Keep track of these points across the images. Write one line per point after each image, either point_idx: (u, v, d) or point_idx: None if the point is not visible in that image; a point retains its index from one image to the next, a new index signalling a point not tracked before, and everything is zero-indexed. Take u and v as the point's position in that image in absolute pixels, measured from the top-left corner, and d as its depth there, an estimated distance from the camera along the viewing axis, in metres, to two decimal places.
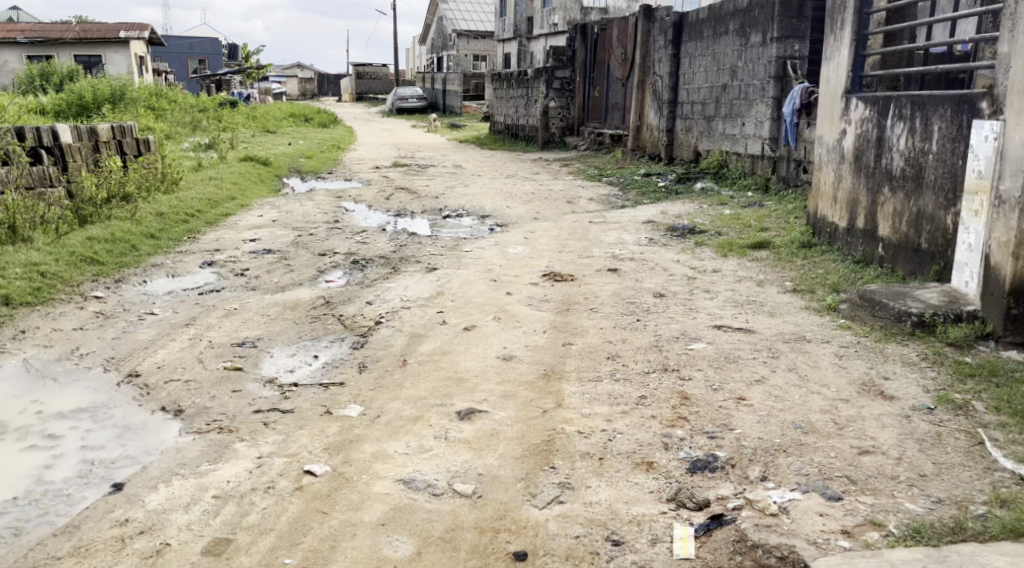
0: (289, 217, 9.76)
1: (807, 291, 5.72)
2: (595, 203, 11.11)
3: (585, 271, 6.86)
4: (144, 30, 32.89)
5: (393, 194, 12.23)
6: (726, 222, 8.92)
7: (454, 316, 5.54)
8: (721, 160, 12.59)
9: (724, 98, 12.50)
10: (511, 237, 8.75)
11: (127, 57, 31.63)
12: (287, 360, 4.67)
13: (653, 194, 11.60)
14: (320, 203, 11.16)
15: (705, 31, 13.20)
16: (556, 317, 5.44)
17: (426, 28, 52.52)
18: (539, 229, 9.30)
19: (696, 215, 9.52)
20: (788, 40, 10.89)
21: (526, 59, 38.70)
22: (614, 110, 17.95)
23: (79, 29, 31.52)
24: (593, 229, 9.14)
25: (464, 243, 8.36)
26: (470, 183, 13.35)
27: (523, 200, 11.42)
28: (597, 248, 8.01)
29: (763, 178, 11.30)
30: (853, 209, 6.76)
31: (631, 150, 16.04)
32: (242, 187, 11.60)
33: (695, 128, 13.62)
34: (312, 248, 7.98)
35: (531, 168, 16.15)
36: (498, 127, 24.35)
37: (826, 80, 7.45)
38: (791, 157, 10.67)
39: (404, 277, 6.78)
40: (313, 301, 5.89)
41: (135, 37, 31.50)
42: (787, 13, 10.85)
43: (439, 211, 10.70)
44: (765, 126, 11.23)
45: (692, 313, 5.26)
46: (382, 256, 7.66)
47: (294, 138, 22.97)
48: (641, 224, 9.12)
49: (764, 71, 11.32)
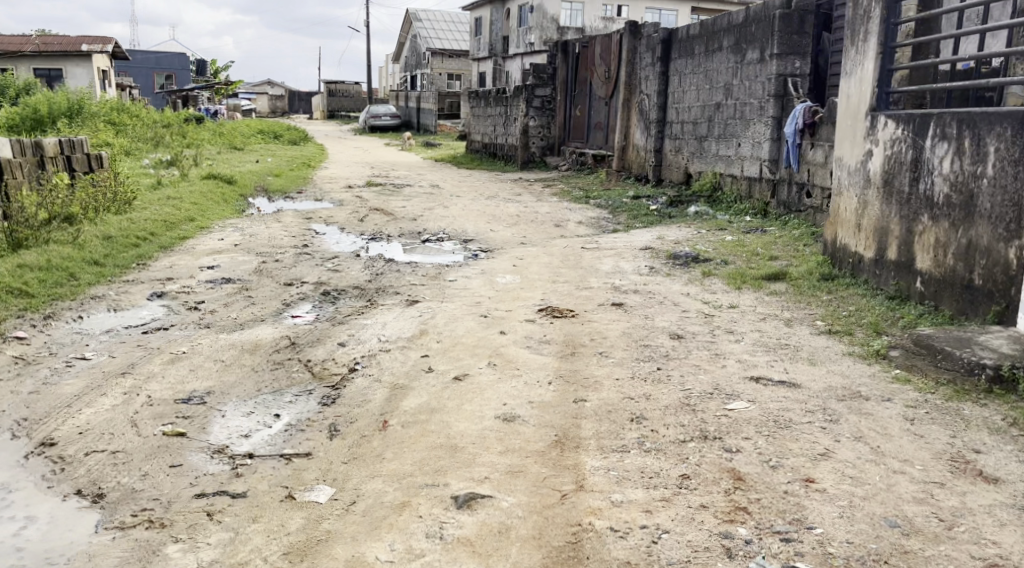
0: (253, 241, 8.97)
1: (843, 332, 5.03)
2: (584, 227, 10.42)
3: (585, 304, 6.13)
4: (108, 44, 32.00)
5: (367, 216, 11.47)
6: (731, 249, 8.24)
7: (442, 361, 4.77)
8: (714, 182, 11.96)
9: (718, 118, 11.88)
10: (498, 265, 8.02)
11: (91, 71, 30.68)
12: (242, 422, 3.86)
13: (645, 217, 10.93)
14: (289, 225, 10.36)
15: (697, 48, 12.59)
16: (561, 362, 4.69)
17: (400, 47, 52.04)
18: (527, 255, 8.58)
19: (695, 241, 8.85)
20: (789, 57, 10.25)
21: (501, 79, 38.20)
22: (597, 129, 17.32)
23: (40, 42, 30.59)
24: (585, 256, 8.44)
25: (448, 271, 7.62)
26: (449, 204, 12.61)
27: (506, 223, 10.71)
28: (593, 278, 7.29)
29: (762, 202, 10.67)
30: (883, 238, 6.07)
31: (617, 170, 15.40)
32: (203, 207, 10.78)
33: (685, 149, 12.98)
34: (278, 277, 7.19)
35: (512, 189, 15.48)
36: (476, 146, 23.67)
37: (846, 96, 6.79)
38: (793, 180, 10.04)
39: (382, 312, 6.00)
40: (276, 343, 5.09)
41: (98, 51, 30.61)
42: (787, 28, 10.21)
43: (418, 235, 9.95)
44: (764, 146, 10.59)
45: (718, 361, 4.53)
46: (356, 286, 6.89)
47: (263, 156, 22.15)
48: (638, 251, 8.43)
49: (762, 89, 10.68)
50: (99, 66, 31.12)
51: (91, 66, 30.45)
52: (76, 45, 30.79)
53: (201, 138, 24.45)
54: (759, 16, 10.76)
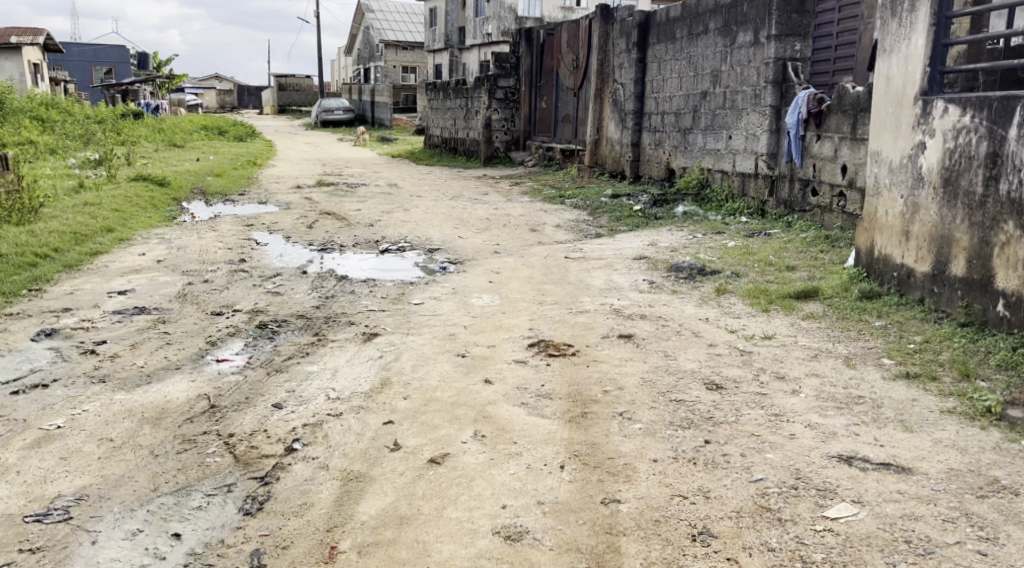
0: (181, 255, 7.72)
1: (923, 374, 3.94)
2: (561, 234, 9.31)
3: (585, 336, 4.98)
4: (39, 36, 31.55)
5: (317, 221, 10.23)
6: (739, 258, 7.17)
7: (411, 430, 3.57)
8: (701, 179, 10.90)
9: (705, 108, 10.82)
10: (472, 281, 6.91)
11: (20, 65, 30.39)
12: (121, 552, 2.69)
13: (629, 220, 9.86)
14: (227, 234, 9.09)
15: (678, 31, 11.50)
16: (570, 427, 3.52)
17: (352, 39, 50.49)
18: (504, 270, 7.43)
19: (692, 248, 7.78)
20: (787, 38, 9.19)
21: (459, 71, 36.77)
22: (565, 122, 16.20)
23: None
24: (570, 270, 7.32)
25: (413, 292, 6.43)
26: (410, 206, 11.43)
27: (474, 228, 9.59)
28: (585, 299, 6.19)
29: (759, 201, 9.61)
30: (942, 249, 4.99)
31: (589, 166, 14.27)
32: (125, 214, 9.48)
33: (667, 142, 11.90)
34: (206, 303, 5.96)
35: (477, 188, 14.33)
36: (434, 140, 22.42)
37: (886, 78, 5.71)
38: (796, 176, 8.99)
39: (333, 354, 4.79)
40: (188, 405, 3.86)
41: (28, 44, 30.38)
42: (787, 7, 9.15)
43: (377, 243, 8.75)
44: (761, 139, 9.52)
45: (779, 426, 3.40)
46: (301, 314, 5.67)
47: (204, 153, 20.75)
48: (631, 262, 7.36)
49: (758, 75, 9.61)
50: (28, 57, 30.85)
51: (21, 58, 30.23)
52: (3, 38, 30.51)
53: (137, 136, 22.95)
54: None
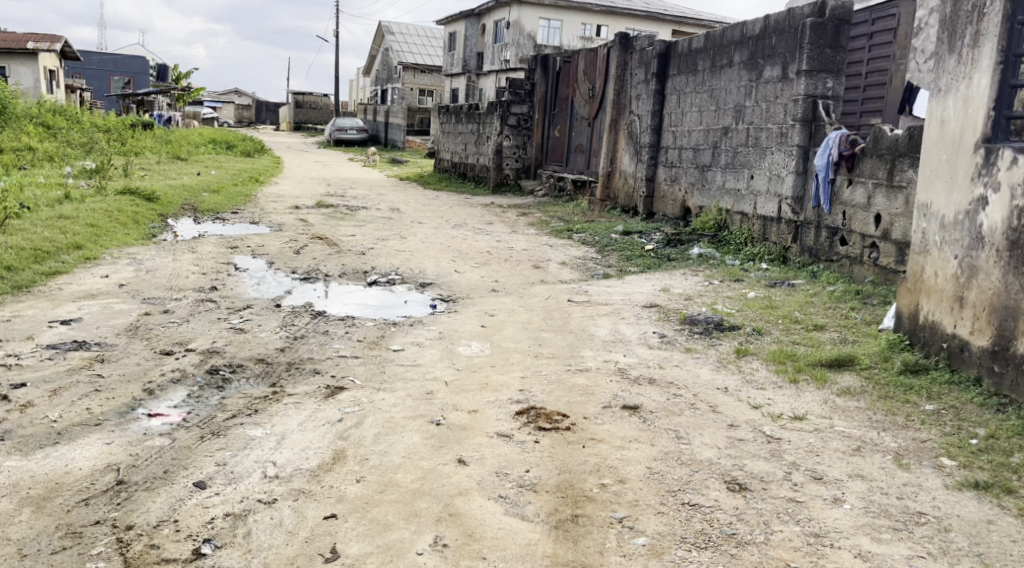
0: (149, 279, 7.06)
1: (995, 484, 3.20)
2: (566, 273, 8.61)
3: (583, 403, 4.26)
4: (57, 42, 31.51)
5: (306, 246, 9.56)
6: (760, 313, 6.44)
7: (356, 530, 2.89)
8: (719, 220, 10.20)
9: (726, 144, 10.14)
10: (463, 324, 6.21)
11: (36, 70, 30.32)
12: None
13: (641, 261, 9.17)
14: (205, 257, 8.42)
15: (700, 63, 10.87)
16: (557, 541, 2.85)
17: (371, 60, 50.29)
18: (499, 311, 6.74)
19: (709, 298, 7.06)
20: (819, 74, 8.52)
21: (475, 95, 36.44)
22: (578, 153, 15.57)
23: None
24: (572, 316, 6.61)
25: (393, 336, 5.72)
26: (408, 234, 10.77)
27: (474, 261, 8.92)
28: (587, 354, 5.48)
29: (781, 247, 8.89)
30: (1005, 323, 4.27)
31: (601, 199, 13.60)
32: (99, 230, 8.83)
33: (684, 179, 11.21)
34: (157, 339, 5.26)
35: (483, 216, 13.69)
36: (444, 165, 21.84)
37: (939, 121, 5.03)
38: (822, 223, 8.27)
39: (286, 414, 4.05)
40: (89, 478, 3.14)
41: (45, 50, 30.30)
42: (819, 41, 8.50)
43: (365, 274, 8.08)
44: (786, 180, 8.80)
45: (821, 556, 2.74)
46: (261, 359, 4.94)
47: (207, 168, 20.21)
48: (641, 311, 6.64)
49: (785, 113, 8.92)
50: (43, 64, 30.84)
51: (36, 63, 30.20)
52: (20, 43, 30.43)
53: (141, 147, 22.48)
54: (782, 25, 9.07)
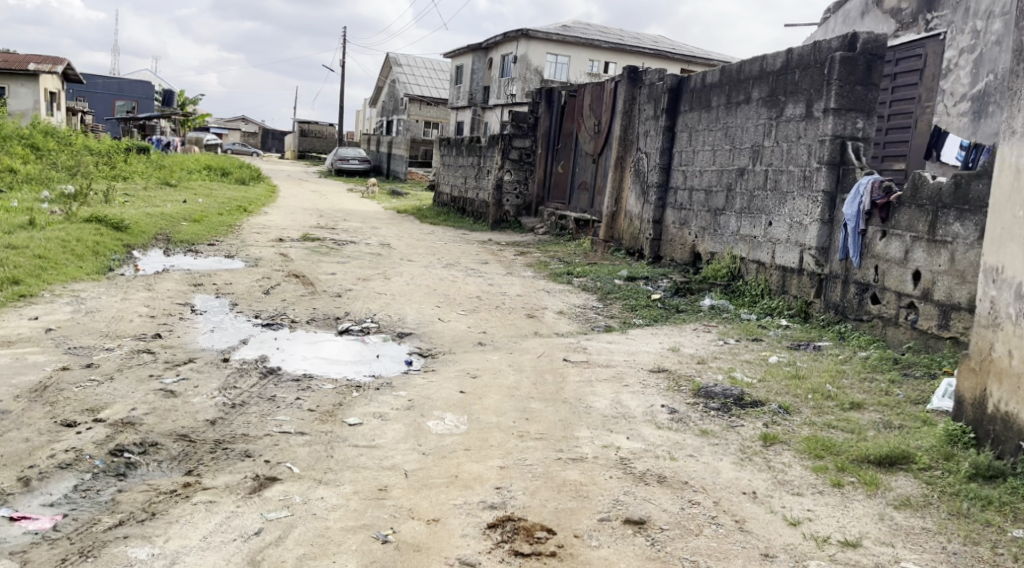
0: (86, 323, 6.21)
1: None
2: (562, 325, 7.73)
3: (575, 513, 3.37)
4: (60, 64, 31.06)
5: (278, 285, 8.70)
6: (786, 384, 5.53)
7: None
8: (733, 268, 9.32)
9: (742, 187, 9.31)
10: (438, 388, 5.31)
11: (36, 92, 29.79)
12: None
13: (646, 312, 8.30)
14: (161, 297, 7.57)
15: (714, 99, 10.07)
16: None
17: (378, 91, 49.87)
18: (483, 372, 5.83)
19: (724, 362, 6.17)
20: (848, 113, 7.68)
21: (480, 129, 35.85)
22: (581, 190, 14.77)
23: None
24: (566, 381, 5.69)
25: (351, 406, 4.81)
26: (394, 273, 9.91)
27: (462, 308, 8.03)
28: (583, 434, 4.56)
29: (802, 302, 8.00)
30: None
31: (604, 240, 12.75)
32: (47, 263, 8.01)
33: (694, 223, 10.36)
34: (65, 404, 4.38)
35: (478, 255, 12.86)
36: (444, 199, 21.03)
37: (1015, 169, 4.16)
38: (850, 278, 7.38)
39: (188, 521, 3.17)
40: None
41: (46, 72, 29.80)
42: (849, 78, 7.67)
43: (337, 321, 7.19)
44: (809, 229, 7.94)
45: None
46: (182, 436, 4.03)
47: (196, 195, 19.47)
48: (647, 377, 5.73)
49: (809, 154, 8.09)
50: (44, 85, 30.32)
51: (36, 85, 29.67)
52: (22, 64, 29.93)
53: (131, 173, 21.79)
54: (807, 60, 8.26)
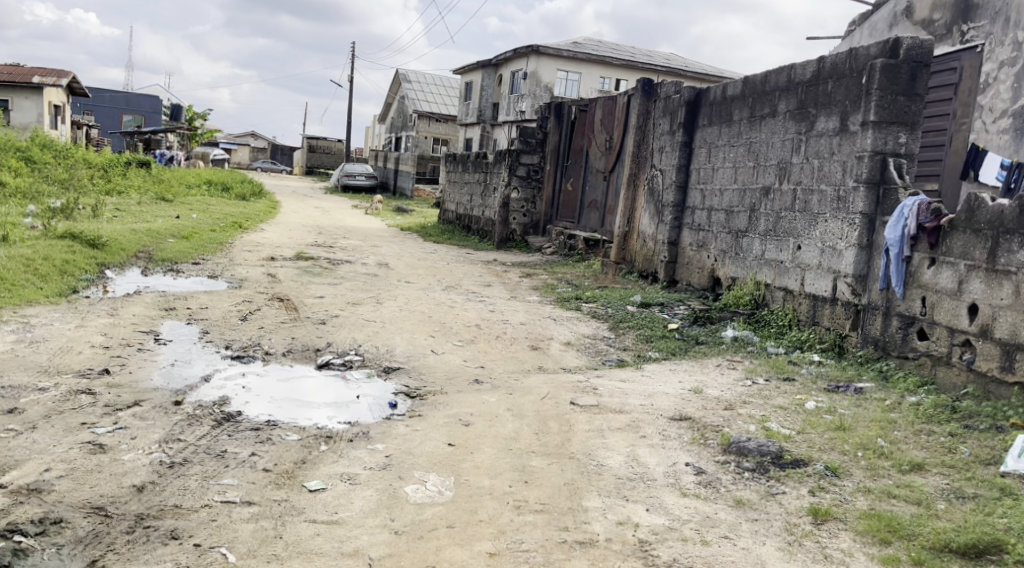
0: (26, 356, 5.48)
1: None
2: (569, 358, 6.94)
3: None
4: (65, 77, 30.58)
5: (259, 310, 7.95)
6: (830, 438, 4.70)
7: None
8: (757, 296, 8.52)
9: (768, 208, 8.53)
10: (422, 439, 4.53)
11: (40, 104, 29.27)
12: None
13: (663, 344, 7.51)
14: (124, 324, 6.83)
15: (736, 112, 9.31)
16: None
17: (387, 107, 49.41)
18: (477, 417, 5.05)
19: (755, 408, 5.36)
20: (889, 127, 6.91)
21: (488, 146, 35.25)
22: (591, 209, 14.02)
23: None
24: (574, 430, 4.90)
25: (315, 465, 4.04)
26: (387, 297, 9.15)
27: (459, 338, 7.26)
28: (592, 504, 3.79)
29: (836, 335, 7.19)
30: None
31: (616, 262, 11.96)
32: (3, 285, 7.31)
33: (714, 246, 9.58)
34: None
35: (481, 276, 12.10)
36: (449, 216, 20.31)
37: None
38: (893, 310, 6.56)
39: None
40: None
41: (50, 85, 29.30)
42: (891, 88, 6.89)
43: (317, 353, 6.43)
44: (844, 255, 7.14)
45: None
46: (97, 508, 3.32)
47: (191, 210, 18.81)
48: (666, 427, 4.95)
49: (843, 172, 7.31)
50: (49, 98, 29.81)
51: (41, 98, 29.15)
52: (26, 77, 29.43)
53: (128, 188, 21.19)
54: (840, 69, 7.49)
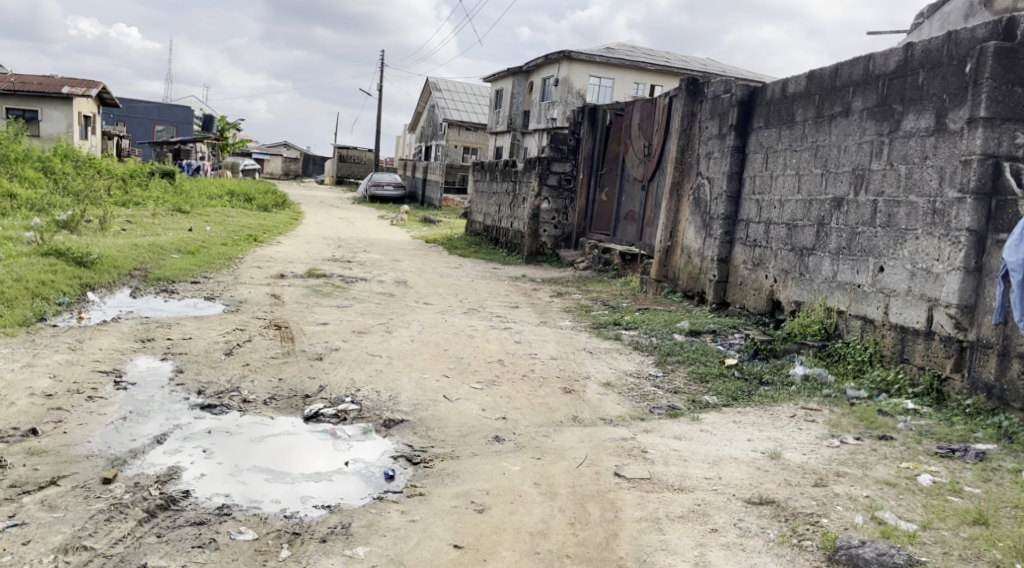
0: None
1: None
2: (610, 406, 5.73)
3: None
4: (94, 87, 29.97)
5: (249, 341, 6.85)
6: (969, 539, 3.51)
7: None
8: (828, 326, 7.27)
9: (841, 221, 7.29)
10: (422, 539, 3.44)
11: (68, 114, 28.66)
12: None
13: (721, 385, 6.31)
14: (83, 362, 5.77)
15: (800, 112, 8.09)
16: None
17: (416, 116, 48.55)
18: (496, 498, 3.90)
19: (857, 485, 4.14)
20: (1003, 124, 5.68)
21: (518, 154, 34.14)
22: (628, 220, 12.83)
23: (17, 80, 28.52)
24: (623, 519, 3.74)
25: None
26: (399, 324, 7.99)
27: (477, 378, 6.11)
28: None
29: (932, 376, 5.94)
30: None
31: (657, 280, 10.74)
32: None
33: (773, 265, 8.35)
34: None
35: (508, 295, 10.96)
36: (477, 228, 19.17)
37: None
38: (1013, 350, 5.34)
39: None
40: None
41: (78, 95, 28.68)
42: (1005, 77, 5.65)
43: (305, 401, 5.30)
44: (945, 281, 5.90)
45: None
46: None
47: (206, 222, 17.86)
48: (745, 516, 3.76)
49: (941, 179, 6.07)
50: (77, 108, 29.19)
51: (70, 107, 28.53)
52: (55, 87, 28.82)
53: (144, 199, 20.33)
54: (935, 57, 6.26)
